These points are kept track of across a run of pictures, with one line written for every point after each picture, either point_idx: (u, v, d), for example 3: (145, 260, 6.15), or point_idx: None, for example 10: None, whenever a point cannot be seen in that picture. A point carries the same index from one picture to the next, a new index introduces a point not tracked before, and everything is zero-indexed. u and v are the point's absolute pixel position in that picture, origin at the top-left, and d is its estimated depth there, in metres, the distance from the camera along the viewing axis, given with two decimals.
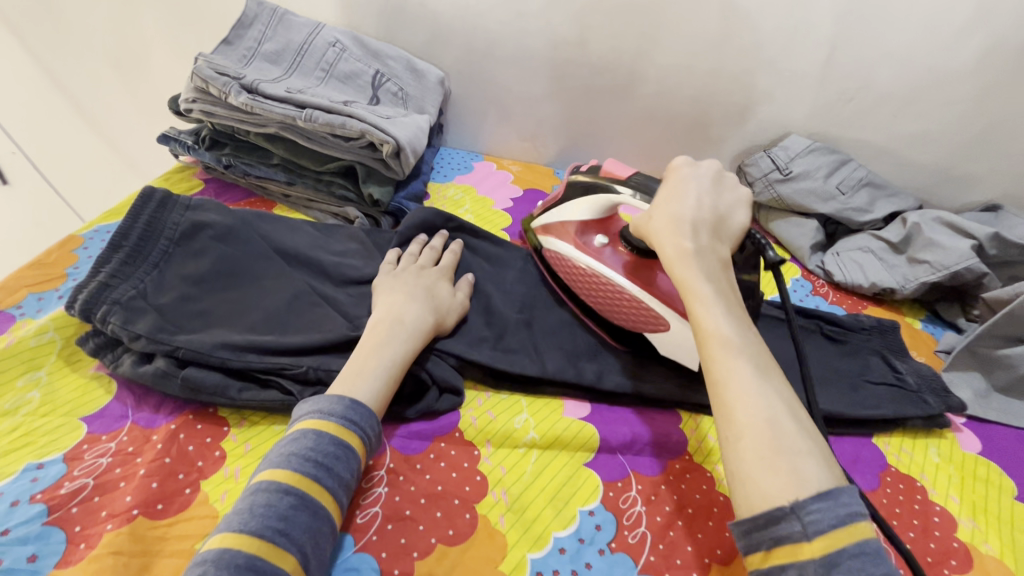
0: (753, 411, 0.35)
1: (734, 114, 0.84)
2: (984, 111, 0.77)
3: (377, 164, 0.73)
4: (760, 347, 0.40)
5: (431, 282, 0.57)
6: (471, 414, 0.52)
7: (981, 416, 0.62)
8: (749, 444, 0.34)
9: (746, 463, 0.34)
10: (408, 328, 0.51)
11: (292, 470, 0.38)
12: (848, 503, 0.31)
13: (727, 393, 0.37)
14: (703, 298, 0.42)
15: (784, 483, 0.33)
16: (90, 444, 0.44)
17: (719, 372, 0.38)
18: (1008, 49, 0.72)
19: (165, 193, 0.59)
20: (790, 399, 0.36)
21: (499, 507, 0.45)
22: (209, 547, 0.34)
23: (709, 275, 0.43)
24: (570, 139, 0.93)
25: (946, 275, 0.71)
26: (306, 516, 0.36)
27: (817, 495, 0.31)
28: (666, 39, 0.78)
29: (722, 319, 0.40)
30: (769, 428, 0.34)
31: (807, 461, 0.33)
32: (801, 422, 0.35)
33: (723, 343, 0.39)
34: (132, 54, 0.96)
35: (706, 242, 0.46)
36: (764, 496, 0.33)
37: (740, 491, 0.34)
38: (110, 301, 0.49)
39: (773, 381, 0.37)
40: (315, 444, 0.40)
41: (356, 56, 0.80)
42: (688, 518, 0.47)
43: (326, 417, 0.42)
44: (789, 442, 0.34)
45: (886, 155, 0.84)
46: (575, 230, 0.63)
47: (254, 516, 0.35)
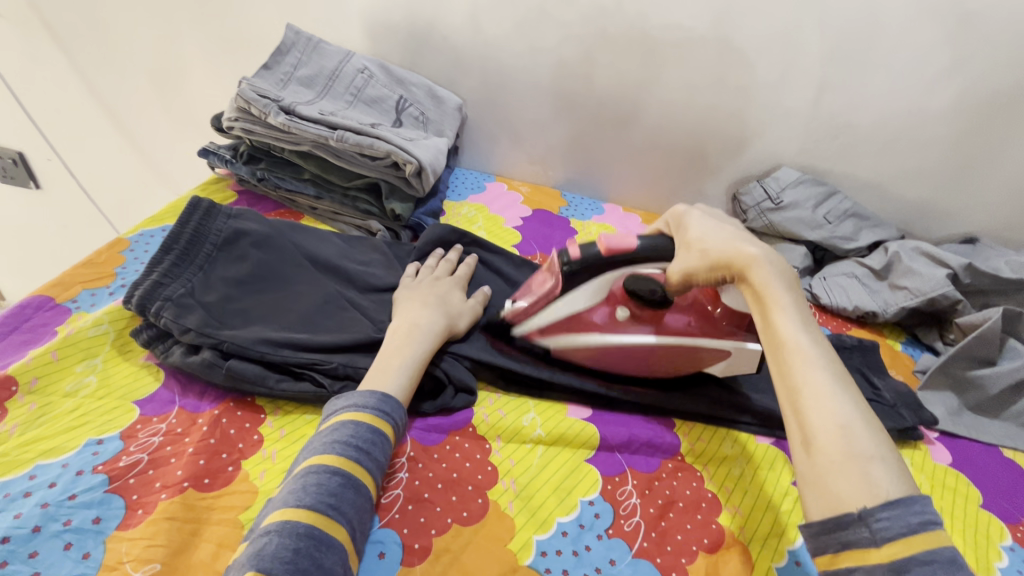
0: (823, 416, 0.39)
1: (731, 146, 0.91)
2: (960, 151, 0.84)
3: (400, 182, 0.79)
4: (833, 354, 0.42)
5: (445, 291, 0.62)
6: (483, 412, 0.57)
7: (953, 432, 0.66)
8: (821, 448, 0.38)
9: (821, 466, 0.37)
10: (429, 334, 0.56)
11: (337, 454, 0.43)
12: (921, 512, 0.34)
13: (801, 398, 0.40)
14: (782, 306, 0.45)
15: (857, 486, 0.36)
16: (143, 424, 0.49)
17: (794, 379, 0.41)
18: (979, 95, 0.79)
19: (210, 202, 0.65)
20: (864, 407, 0.39)
21: (508, 494, 0.50)
22: (269, 521, 0.39)
23: (790, 286, 0.46)
24: (577, 165, 1.00)
25: (924, 300, 0.76)
26: (352, 493, 0.41)
27: (887, 503, 0.35)
28: (668, 75, 0.85)
29: (798, 328, 0.43)
30: (842, 435, 0.38)
31: (877, 468, 0.37)
32: (873, 427, 0.38)
33: (797, 351, 0.42)
34: (172, 74, 1.03)
35: (781, 255, 0.48)
36: (837, 497, 0.36)
37: (812, 489, 0.38)
38: (163, 298, 0.55)
39: (849, 390, 0.40)
40: (354, 432, 0.45)
41: (383, 82, 0.87)
42: (678, 510, 0.52)
43: (361, 409, 0.47)
44: (860, 448, 0.37)
45: (871, 189, 0.90)
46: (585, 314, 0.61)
47: (308, 492, 0.40)
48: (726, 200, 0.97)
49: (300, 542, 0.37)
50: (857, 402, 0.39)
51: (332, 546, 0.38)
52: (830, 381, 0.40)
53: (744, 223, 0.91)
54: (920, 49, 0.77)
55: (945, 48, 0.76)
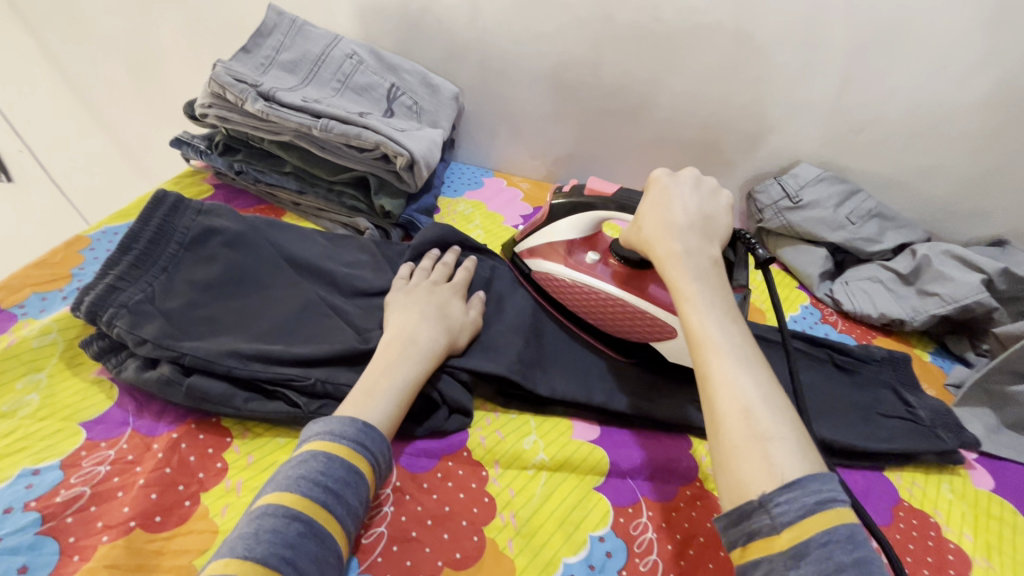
0: (726, 398, 0.37)
1: (748, 141, 0.85)
2: (993, 147, 0.78)
3: (389, 176, 0.73)
4: (746, 342, 0.40)
5: (445, 300, 0.56)
6: (479, 433, 0.51)
7: (993, 453, 0.61)
8: (726, 433, 0.36)
9: (725, 454, 0.35)
10: (427, 355, 0.50)
11: (301, 495, 0.36)
12: (818, 491, 0.32)
13: (708, 387, 0.38)
14: (689, 295, 0.43)
15: (756, 470, 0.34)
16: (89, 451, 0.43)
17: (701, 366, 0.39)
18: (1016, 87, 0.73)
19: (177, 196, 0.58)
20: (769, 388, 0.37)
21: (507, 531, 0.44)
22: (209, 572, 0.33)
23: (698, 273, 0.45)
24: (581, 159, 0.93)
25: (957, 308, 0.70)
26: (314, 545, 0.35)
27: (783, 485, 0.32)
28: (681, 64, 0.79)
29: (705, 316, 0.42)
30: (744, 418, 0.35)
31: (778, 447, 0.34)
32: (779, 411, 0.36)
33: (705, 339, 0.40)
34: (148, 60, 0.96)
35: (697, 243, 0.47)
36: (742, 487, 0.34)
37: (719, 478, 0.35)
38: (117, 304, 0.48)
39: (754, 371, 0.38)
40: (325, 468, 0.38)
41: (373, 68, 0.81)
42: (700, 548, 0.46)
43: (338, 440, 0.40)
44: (759, 429, 0.35)
45: (895, 188, 0.85)
46: (564, 249, 0.62)
47: (261, 541, 0.34)
48: (739, 198, 0.91)
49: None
50: (763, 385, 0.37)
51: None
52: (736, 365, 0.38)
53: (760, 223, 0.85)
54: (954, 36, 0.71)
55: (981, 35, 0.70)
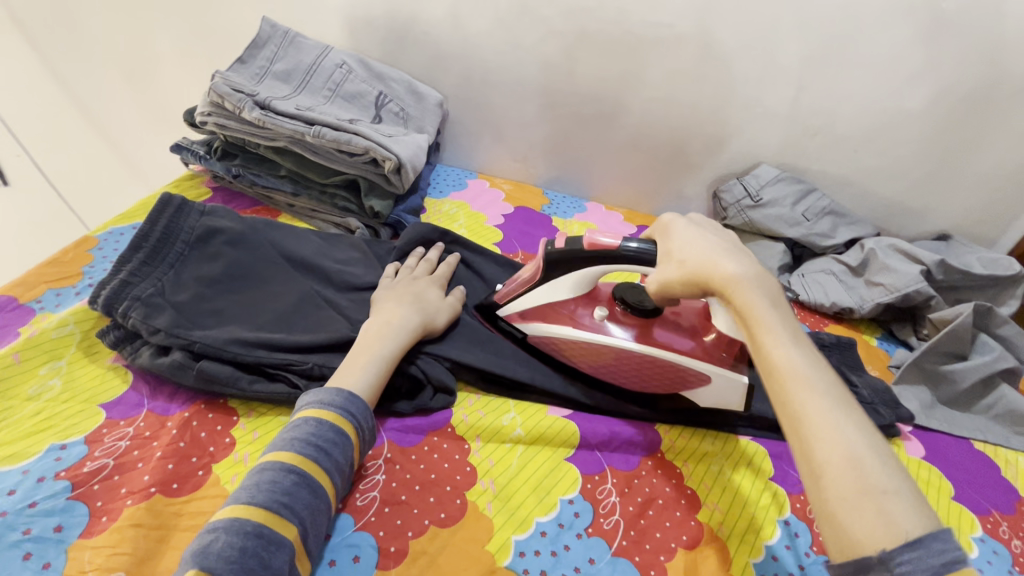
0: (828, 443, 0.36)
1: (713, 144, 0.91)
2: (934, 149, 0.85)
3: (378, 178, 0.78)
4: (832, 379, 0.40)
5: (422, 288, 0.61)
6: (462, 412, 0.57)
7: (926, 426, 0.67)
8: (833, 481, 0.34)
9: (834, 502, 0.34)
10: (403, 334, 0.55)
11: (296, 452, 0.42)
12: (942, 550, 0.30)
13: (804, 428, 0.37)
14: (769, 327, 0.42)
15: (872, 523, 0.33)
16: (109, 428, 0.48)
17: (792, 405, 0.38)
18: (952, 95, 0.80)
19: (182, 199, 0.63)
20: (870, 434, 0.36)
21: (487, 495, 0.50)
22: (219, 517, 0.38)
23: (771, 305, 0.44)
24: (559, 162, 0.99)
25: (899, 297, 0.77)
26: (307, 493, 0.41)
27: (906, 543, 0.31)
28: (650, 73, 0.85)
29: (790, 350, 0.40)
30: (851, 465, 0.34)
31: (893, 499, 0.33)
32: (883, 459, 0.35)
33: (797, 378, 0.39)
34: (144, 67, 1.00)
35: (758, 273, 0.46)
36: (853, 540, 0.33)
37: (826, 527, 0.34)
38: (131, 297, 0.53)
39: (853, 415, 0.37)
40: (315, 430, 0.44)
41: (362, 77, 0.86)
42: (657, 508, 0.52)
43: (327, 407, 0.46)
44: (870, 479, 0.34)
45: (848, 187, 0.91)
46: (566, 308, 0.62)
47: (261, 490, 0.39)
48: (707, 197, 0.97)
49: (248, 541, 0.36)
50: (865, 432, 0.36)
51: (281, 545, 0.37)
52: (834, 408, 0.37)
53: (724, 221, 0.91)
54: (894, 48, 0.78)
55: (919, 47, 0.77)
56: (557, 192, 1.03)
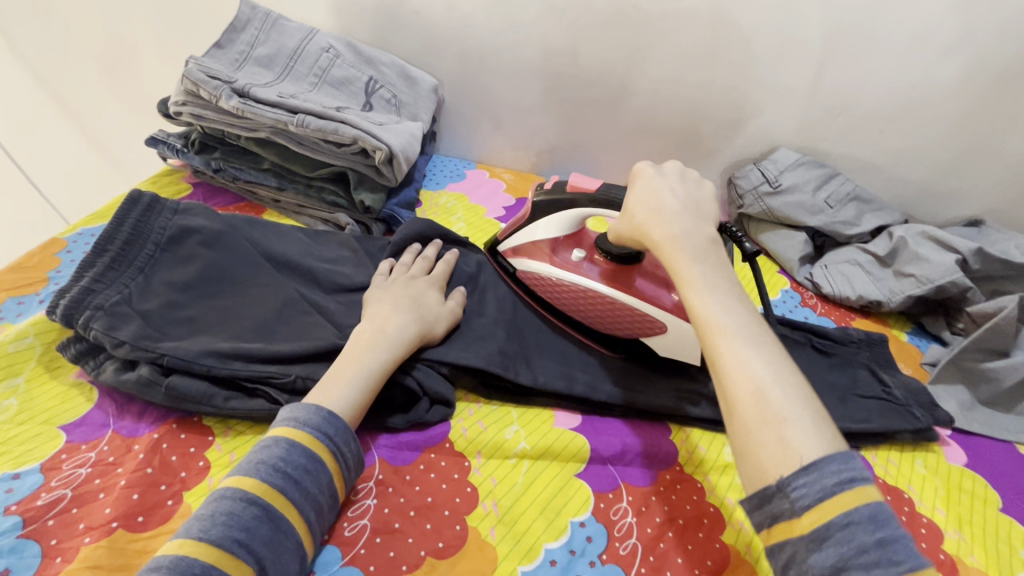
0: (737, 380, 0.38)
1: (727, 127, 0.85)
2: (967, 129, 0.79)
3: (369, 171, 0.73)
4: (753, 320, 0.41)
5: (420, 292, 0.56)
6: (462, 425, 0.52)
7: (966, 429, 0.62)
8: (741, 415, 0.37)
9: (741, 435, 0.37)
10: (396, 346, 0.50)
11: (260, 479, 0.38)
12: (836, 472, 0.33)
13: (718, 370, 0.39)
14: (692, 281, 0.44)
15: (774, 450, 0.35)
16: (69, 454, 0.43)
17: (709, 350, 0.40)
18: (989, 69, 0.74)
19: (152, 196, 0.58)
20: (779, 368, 0.38)
21: (490, 520, 0.45)
22: (168, 550, 0.35)
23: (698, 256, 0.45)
24: (563, 149, 0.93)
25: (932, 289, 0.72)
26: (268, 528, 0.36)
27: (802, 468, 0.33)
28: (660, 52, 0.79)
29: (710, 299, 0.42)
30: (755, 398, 0.36)
31: (793, 427, 0.35)
32: (789, 389, 0.37)
33: (713, 325, 0.41)
34: (121, 57, 0.95)
35: (693, 225, 0.47)
36: (759, 467, 0.35)
37: (739, 459, 0.37)
38: (92, 307, 0.48)
39: (764, 352, 0.39)
40: (285, 455, 0.39)
41: (350, 62, 0.80)
42: (679, 530, 0.47)
43: (302, 426, 0.41)
44: (773, 410, 0.36)
45: (873, 171, 0.85)
46: (548, 247, 0.63)
47: (216, 523, 0.35)
48: (721, 184, 0.91)
49: None
50: (772, 365, 0.38)
51: None
52: (745, 347, 0.39)
53: (740, 209, 0.86)
54: (927, 18, 0.71)
55: (954, 18, 0.71)
56: (561, 182, 0.97)
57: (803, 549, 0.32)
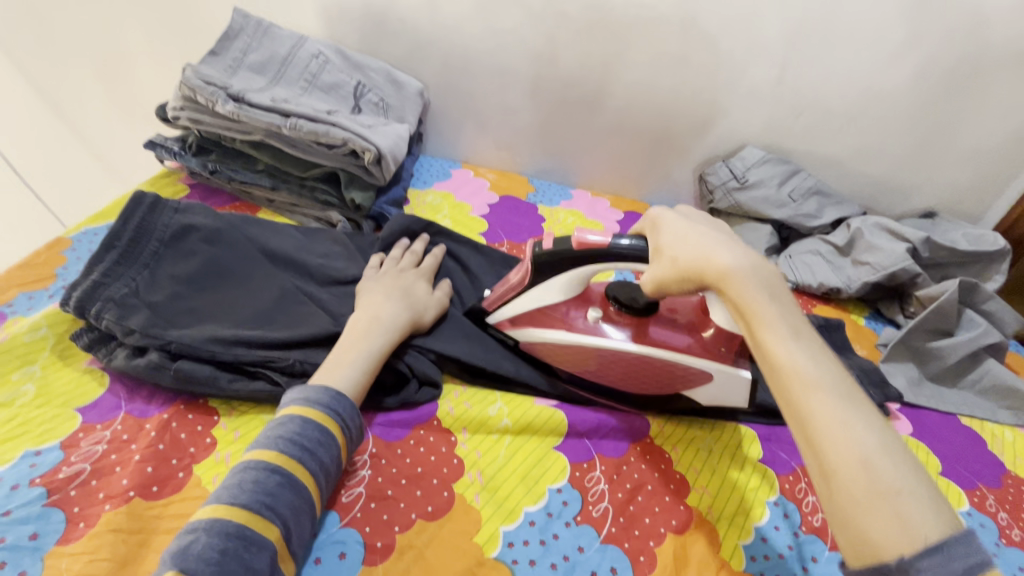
0: (840, 445, 0.33)
1: (699, 126, 0.90)
2: (918, 126, 0.85)
3: (359, 171, 0.77)
4: (838, 373, 0.37)
5: (410, 283, 0.60)
6: (448, 404, 0.56)
7: (914, 403, 0.67)
8: (848, 484, 0.32)
9: (850, 508, 0.32)
10: (391, 330, 0.54)
11: (280, 452, 0.41)
12: (966, 555, 0.28)
13: (812, 430, 0.35)
14: (769, 324, 0.39)
15: (889, 526, 0.31)
16: (86, 432, 0.47)
17: (799, 406, 0.36)
18: (935, 71, 0.80)
19: (155, 196, 0.61)
20: (881, 431, 0.34)
21: (475, 487, 0.49)
22: (201, 516, 0.38)
23: (770, 297, 0.41)
24: (544, 149, 0.98)
25: (885, 275, 0.77)
26: (291, 494, 0.40)
27: (923, 550, 0.29)
28: (632, 56, 0.84)
29: (792, 347, 0.38)
30: (865, 467, 0.32)
31: (907, 500, 0.31)
32: (899, 458, 0.33)
33: (802, 378, 0.37)
34: (115, 63, 0.98)
35: (754, 262, 0.43)
36: (872, 547, 0.31)
37: (842, 534, 0.32)
38: (103, 299, 0.52)
39: (861, 412, 0.35)
40: (300, 429, 0.43)
41: (339, 68, 0.84)
42: (647, 494, 0.51)
43: (313, 404, 0.45)
44: (890, 483, 0.32)
45: (834, 167, 0.91)
46: (562, 313, 0.60)
47: (244, 490, 0.39)
48: (694, 181, 0.96)
49: (229, 542, 0.36)
50: (875, 426, 0.34)
51: (263, 547, 0.37)
52: (842, 406, 0.35)
53: (711, 204, 0.91)
54: (877, 24, 0.77)
55: (902, 24, 0.76)
56: (544, 180, 1.02)
57: None
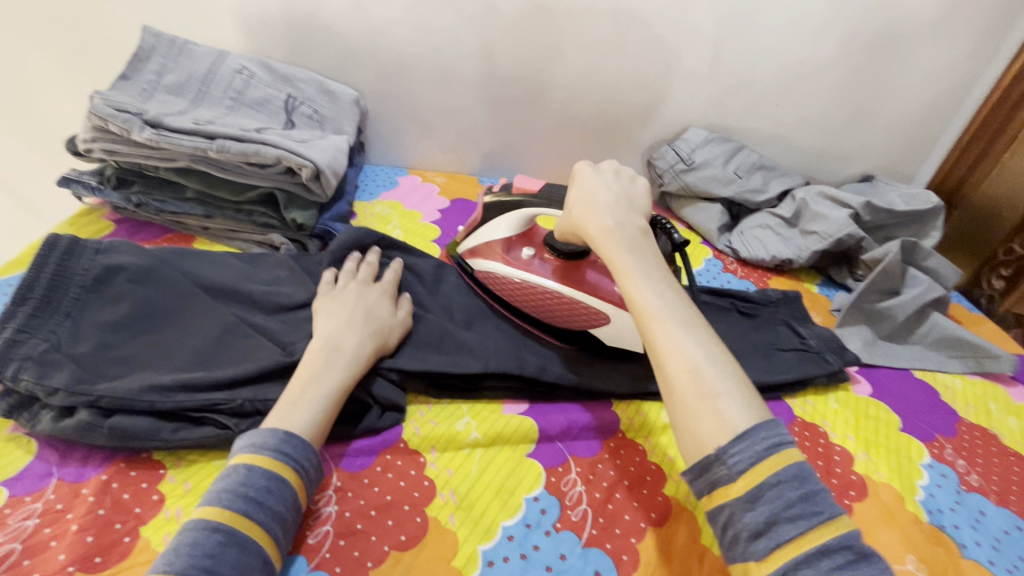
0: (673, 359, 0.40)
1: (642, 112, 0.90)
2: (850, 94, 0.87)
3: (297, 189, 0.73)
4: (684, 305, 0.43)
5: (372, 301, 0.58)
6: (414, 425, 0.54)
7: (871, 364, 0.69)
8: (676, 393, 0.39)
9: (681, 411, 0.38)
10: (352, 364, 0.51)
11: (223, 507, 0.39)
12: (765, 438, 0.35)
13: (656, 352, 0.41)
14: (628, 272, 0.46)
15: (710, 421, 0.37)
16: (13, 508, 0.43)
17: (647, 336, 0.42)
18: (860, 40, 0.82)
19: (71, 238, 0.56)
20: (711, 347, 0.40)
21: (449, 507, 0.47)
22: None
23: (630, 247, 0.47)
24: (490, 148, 0.96)
25: (832, 242, 0.79)
26: (235, 552, 0.37)
27: (735, 438, 0.36)
28: (570, 48, 0.83)
29: (645, 288, 0.44)
30: (691, 376, 0.39)
31: (725, 400, 0.38)
32: (721, 367, 0.39)
33: (649, 311, 0.43)
34: (18, 95, 0.90)
35: (625, 219, 0.49)
36: (697, 441, 0.37)
37: (680, 433, 0.38)
38: (21, 357, 0.47)
39: (696, 332, 0.41)
40: (246, 479, 0.40)
41: (266, 81, 0.80)
42: (626, 490, 0.51)
43: (260, 449, 0.42)
44: (707, 387, 0.38)
45: (776, 140, 0.93)
46: (502, 247, 0.64)
47: (180, 555, 0.36)
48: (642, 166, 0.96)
49: None
50: (707, 345, 0.40)
51: None
52: (677, 329, 0.41)
53: (661, 188, 0.91)
54: None
55: None
56: (492, 179, 1.00)
57: (738, 509, 0.35)
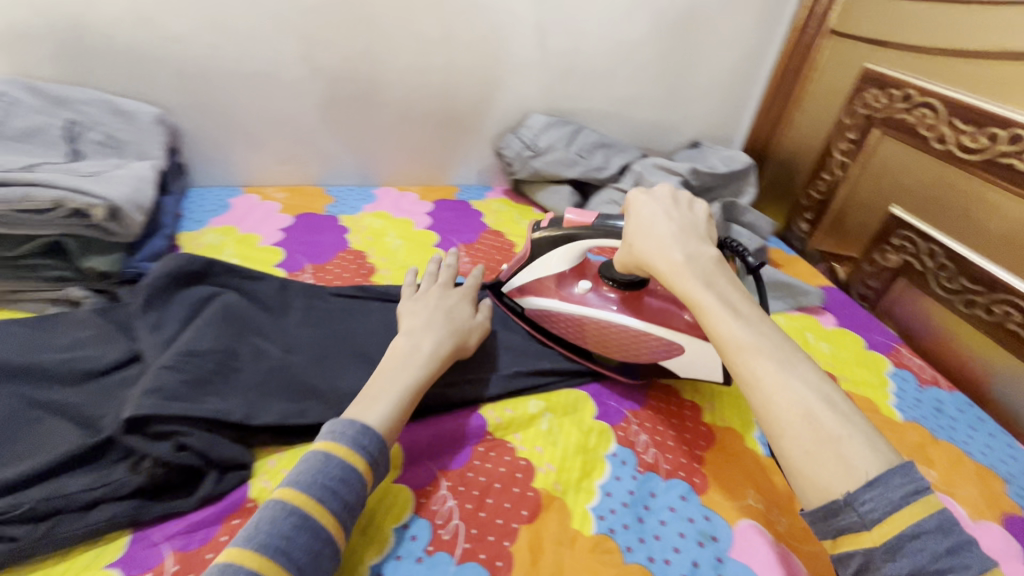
0: (785, 402, 0.37)
1: (480, 103, 0.91)
2: (666, 76, 0.99)
3: (91, 232, 0.60)
4: (776, 337, 0.41)
5: (452, 303, 0.60)
6: (491, 413, 0.56)
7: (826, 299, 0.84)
8: (793, 437, 0.36)
9: (799, 458, 0.36)
10: (428, 360, 0.52)
11: (302, 491, 0.40)
12: (903, 483, 0.33)
13: (756, 392, 0.39)
14: (710, 309, 0.43)
15: (836, 469, 0.34)
16: None
17: (744, 376, 0.40)
18: (667, 19, 0.92)
19: None
20: (820, 386, 0.38)
21: (552, 477, 0.51)
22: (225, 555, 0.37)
23: (706, 279, 0.45)
24: (377, 150, 0.92)
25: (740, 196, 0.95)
26: (307, 536, 0.38)
27: (869, 483, 0.33)
28: (388, 50, 0.82)
29: (733, 325, 0.41)
30: (807, 419, 0.36)
31: (849, 443, 0.35)
32: (836, 407, 0.37)
33: (743, 349, 0.40)
34: None
35: (695, 250, 0.48)
36: (825, 489, 0.34)
37: (800, 480, 0.36)
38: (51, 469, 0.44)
39: (799, 370, 0.38)
40: (336, 467, 0.42)
41: (32, 108, 0.66)
42: (688, 433, 0.59)
43: (342, 439, 0.43)
44: (827, 430, 0.35)
45: (609, 119, 1.00)
46: (554, 282, 0.64)
47: (260, 530, 0.38)
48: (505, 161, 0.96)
49: None
50: (816, 385, 0.38)
51: None
52: (781, 366, 0.38)
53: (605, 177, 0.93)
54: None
55: None
56: (340, 186, 0.94)
57: (877, 557, 0.33)
